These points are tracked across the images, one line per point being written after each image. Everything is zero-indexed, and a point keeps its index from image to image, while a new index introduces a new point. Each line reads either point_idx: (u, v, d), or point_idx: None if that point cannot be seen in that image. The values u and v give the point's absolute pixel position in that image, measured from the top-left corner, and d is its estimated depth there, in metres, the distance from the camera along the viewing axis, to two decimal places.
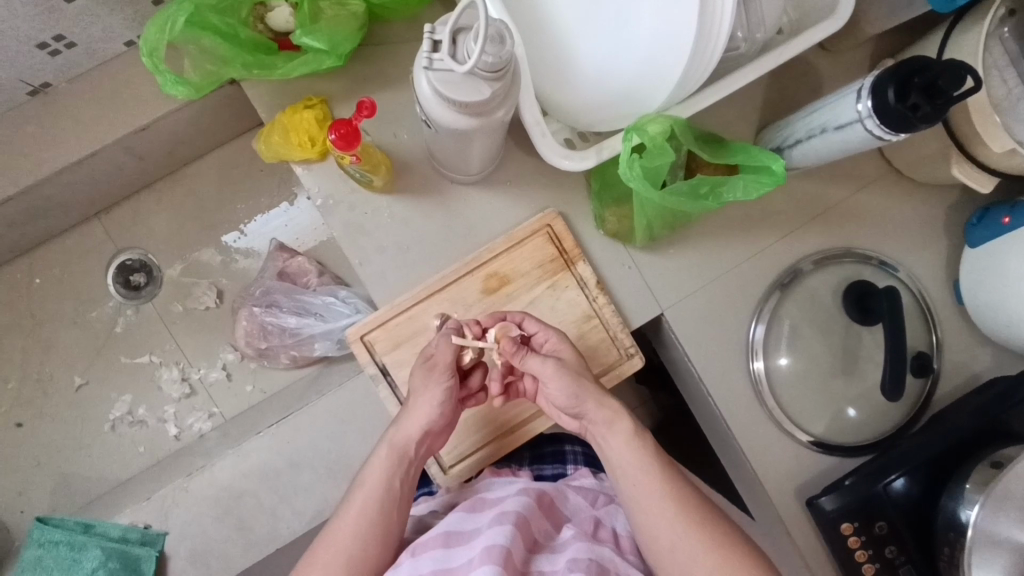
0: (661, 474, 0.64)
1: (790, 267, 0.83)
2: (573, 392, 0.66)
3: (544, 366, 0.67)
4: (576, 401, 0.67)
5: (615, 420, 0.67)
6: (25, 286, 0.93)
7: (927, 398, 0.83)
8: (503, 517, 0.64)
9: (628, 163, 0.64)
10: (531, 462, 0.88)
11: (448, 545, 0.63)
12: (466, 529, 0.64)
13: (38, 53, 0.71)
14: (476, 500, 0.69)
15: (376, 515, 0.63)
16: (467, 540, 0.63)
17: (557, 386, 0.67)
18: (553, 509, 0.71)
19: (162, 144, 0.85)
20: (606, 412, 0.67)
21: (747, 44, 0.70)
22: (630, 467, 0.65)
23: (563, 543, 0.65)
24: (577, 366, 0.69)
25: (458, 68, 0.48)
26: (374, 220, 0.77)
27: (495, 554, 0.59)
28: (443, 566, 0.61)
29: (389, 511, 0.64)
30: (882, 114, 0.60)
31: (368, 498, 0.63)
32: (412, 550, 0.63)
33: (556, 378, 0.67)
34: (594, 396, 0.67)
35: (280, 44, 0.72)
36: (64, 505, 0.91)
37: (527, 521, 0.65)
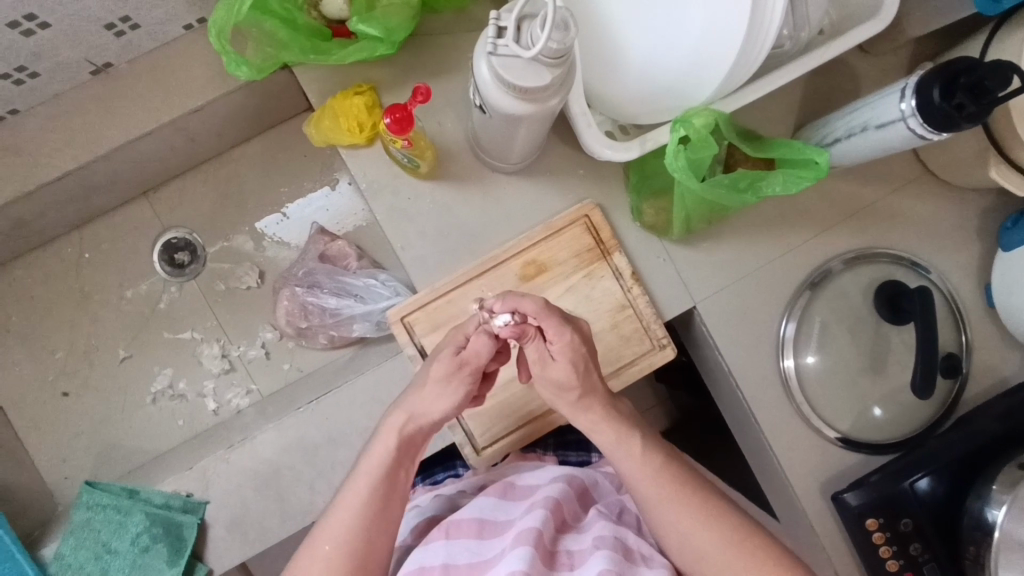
0: (660, 481, 0.64)
1: (820, 267, 0.85)
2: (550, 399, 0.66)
3: (533, 363, 0.65)
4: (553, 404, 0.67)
5: (603, 428, 0.66)
6: (74, 261, 0.96)
7: (955, 399, 0.83)
8: (535, 505, 0.67)
9: (674, 152, 0.66)
10: (555, 448, 0.89)
11: (482, 534, 0.66)
12: (499, 519, 0.67)
13: (104, 33, 0.72)
14: (507, 485, 0.72)
15: (369, 520, 0.61)
16: (499, 530, 0.66)
17: (543, 388, 0.66)
18: (585, 494, 0.73)
19: (213, 126, 0.87)
20: (592, 420, 0.66)
21: (792, 42, 0.72)
22: (631, 475, 0.65)
23: (588, 524, 0.67)
24: (564, 381, 0.64)
25: (524, 55, 0.49)
26: (417, 205, 0.79)
27: (526, 538, 0.61)
28: (478, 555, 0.64)
29: (384, 514, 0.62)
30: (925, 114, 0.62)
31: (363, 497, 0.61)
32: (445, 533, 0.66)
33: (538, 379, 0.66)
34: (569, 405, 0.66)
35: (334, 31, 0.74)
36: (107, 473, 0.94)
37: (560, 506, 0.67)
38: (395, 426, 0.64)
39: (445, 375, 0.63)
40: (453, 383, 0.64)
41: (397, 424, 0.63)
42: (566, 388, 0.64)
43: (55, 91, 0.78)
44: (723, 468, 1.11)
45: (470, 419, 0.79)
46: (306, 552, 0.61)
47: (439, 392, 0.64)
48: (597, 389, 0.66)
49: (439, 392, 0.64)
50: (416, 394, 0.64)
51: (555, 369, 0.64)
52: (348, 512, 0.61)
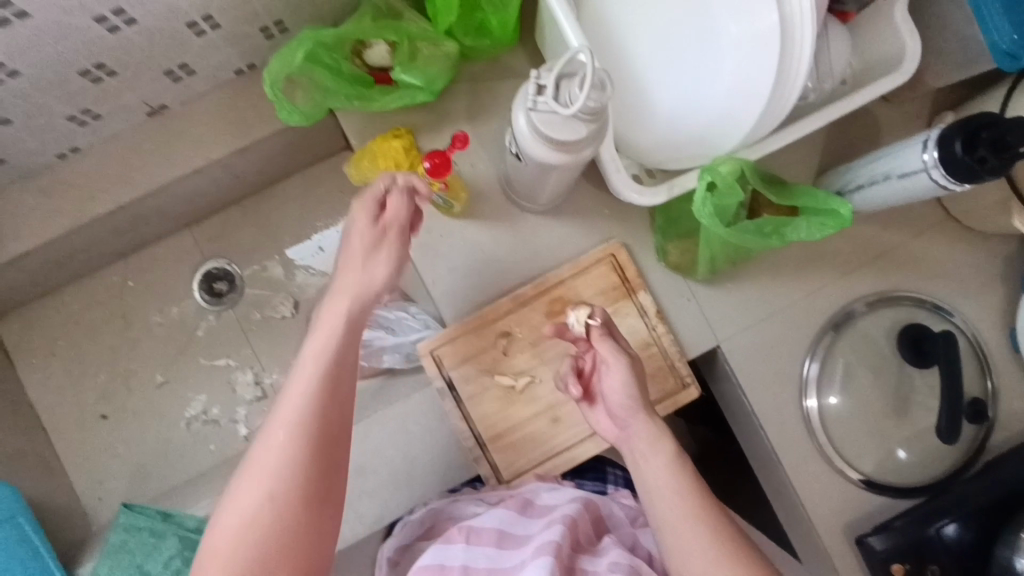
0: (694, 501, 0.61)
1: (843, 308, 0.86)
2: (631, 395, 0.65)
3: (620, 357, 0.66)
4: (617, 403, 0.66)
5: (657, 440, 0.64)
6: (119, 288, 1.00)
7: (981, 445, 0.83)
8: (553, 521, 0.68)
9: (701, 202, 0.68)
10: (571, 477, 0.89)
11: (501, 544, 0.69)
12: (518, 532, 0.69)
13: (163, 79, 0.77)
14: (525, 501, 0.74)
15: (320, 417, 0.56)
16: (518, 542, 0.68)
17: (623, 385, 0.65)
18: (599, 519, 0.74)
19: (257, 163, 0.91)
20: (652, 429, 0.64)
21: (816, 93, 0.75)
22: (667, 493, 0.61)
23: (604, 548, 0.68)
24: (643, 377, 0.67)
25: (563, 112, 0.52)
26: (449, 242, 0.83)
27: (546, 549, 0.64)
28: (496, 564, 0.67)
29: (336, 402, 0.58)
30: (949, 166, 0.64)
31: (310, 388, 0.57)
32: (466, 537, 0.69)
33: (623, 374, 0.65)
34: (639, 406, 0.65)
35: (376, 77, 0.78)
36: (140, 495, 0.96)
37: (577, 526, 0.69)
38: (337, 307, 0.61)
39: (368, 246, 0.62)
40: (381, 251, 0.63)
41: (338, 304, 0.61)
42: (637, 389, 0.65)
43: (113, 130, 0.83)
44: (745, 507, 1.10)
45: (495, 452, 0.80)
46: (253, 458, 0.56)
47: (367, 261, 0.62)
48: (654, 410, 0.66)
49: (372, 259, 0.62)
50: (348, 271, 0.62)
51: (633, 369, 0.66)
52: (296, 414, 0.56)
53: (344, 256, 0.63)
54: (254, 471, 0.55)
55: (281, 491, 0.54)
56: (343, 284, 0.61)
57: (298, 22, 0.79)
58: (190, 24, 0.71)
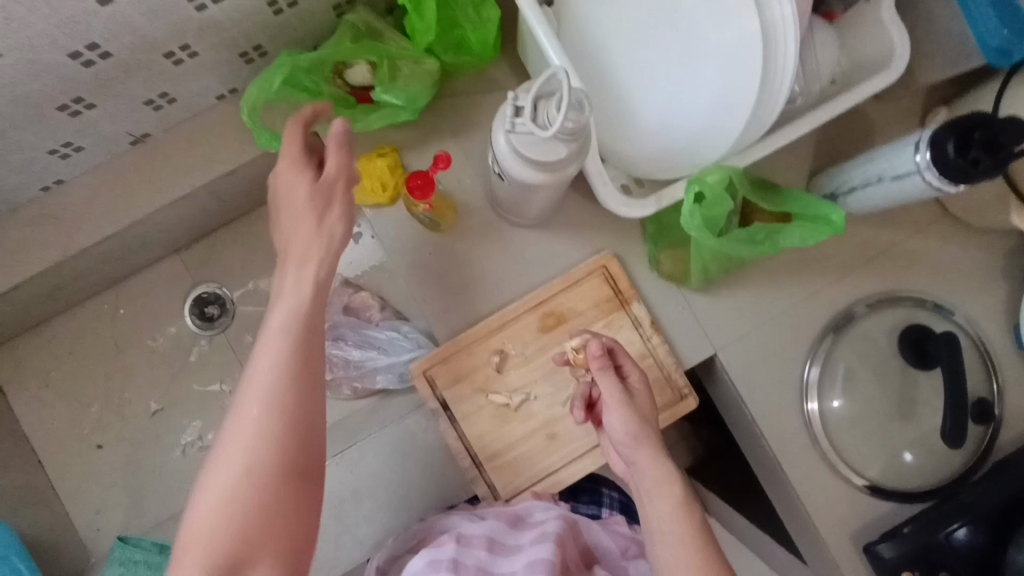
0: (698, 546, 0.60)
1: (843, 310, 0.84)
2: (631, 431, 0.64)
3: (617, 393, 0.65)
4: (625, 441, 0.65)
5: (664, 483, 0.63)
6: (110, 317, 1.00)
7: (989, 444, 0.81)
8: (544, 537, 0.68)
9: (690, 211, 0.66)
10: (567, 498, 0.88)
11: (492, 550, 0.68)
12: (508, 542, 0.70)
13: (144, 108, 0.77)
14: (517, 516, 0.73)
15: (298, 350, 0.55)
16: (509, 551, 0.69)
17: (623, 423, 0.65)
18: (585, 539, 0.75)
19: (244, 186, 0.91)
20: (660, 469, 0.63)
21: (803, 97, 0.74)
22: (669, 537, 0.61)
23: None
24: (646, 413, 0.66)
25: (541, 134, 0.51)
26: (438, 259, 0.82)
27: (537, 571, 0.64)
28: (485, 567, 0.67)
29: (307, 386, 0.55)
30: (941, 168, 0.62)
31: (276, 358, 0.55)
32: (458, 539, 0.68)
33: (621, 411, 0.65)
34: (648, 445, 0.64)
35: (358, 97, 0.77)
36: (138, 525, 0.96)
37: (566, 546, 0.70)
38: (297, 281, 0.58)
39: (317, 213, 0.59)
40: (325, 215, 0.60)
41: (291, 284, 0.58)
42: (647, 422, 0.65)
43: (96, 161, 0.82)
44: None
45: (492, 472, 0.79)
46: (222, 452, 0.53)
47: (314, 231, 0.59)
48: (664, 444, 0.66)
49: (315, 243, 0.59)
50: (295, 235, 0.59)
51: (641, 402, 0.66)
52: (265, 377, 0.54)
53: (283, 204, 0.60)
54: (229, 449, 0.53)
55: (259, 458, 0.52)
56: (290, 251, 0.59)
57: (277, 45, 0.78)
58: (168, 54, 0.71)
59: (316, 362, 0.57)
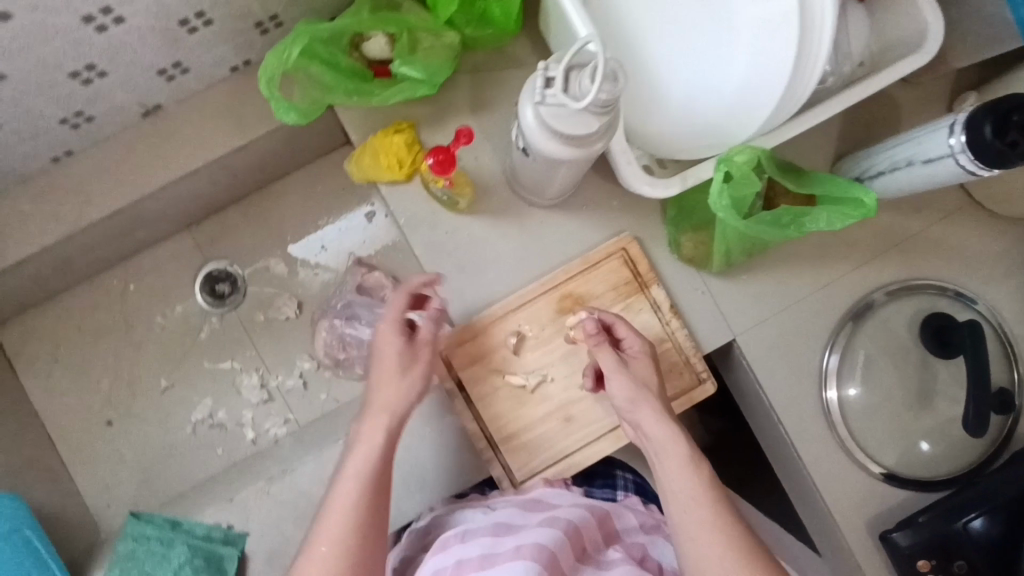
0: (711, 505, 0.61)
1: (862, 298, 0.83)
2: (629, 395, 0.67)
3: (613, 364, 0.68)
4: (629, 406, 0.67)
5: (670, 442, 0.65)
6: (120, 293, 0.98)
7: (1007, 435, 0.81)
8: (553, 522, 0.68)
9: (718, 191, 0.65)
10: (580, 482, 0.85)
11: (497, 535, 0.67)
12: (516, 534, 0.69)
13: (156, 78, 0.75)
14: (531, 501, 0.73)
15: (371, 489, 0.63)
16: (513, 532, 0.67)
17: (621, 389, 0.67)
18: (606, 522, 0.73)
19: (256, 162, 0.89)
20: (666, 431, 0.65)
21: (835, 78, 0.72)
22: (682, 493, 0.62)
23: (608, 561, 0.67)
24: (646, 377, 0.69)
25: (573, 106, 0.49)
26: (454, 239, 0.80)
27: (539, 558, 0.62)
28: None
29: (378, 522, 0.63)
30: (976, 150, 0.60)
31: (354, 497, 0.62)
32: (463, 539, 0.68)
33: (618, 378, 0.68)
34: (650, 408, 0.66)
35: (375, 71, 0.75)
36: (148, 501, 0.95)
37: (578, 531, 0.68)
38: (375, 426, 0.65)
39: (403, 369, 0.68)
40: (408, 375, 0.67)
41: (375, 420, 0.66)
42: (646, 385, 0.68)
43: (107, 132, 0.80)
44: (762, 500, 1.08)
45: (508, 453, 0.78)
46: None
47: (396, 382, 0.67)
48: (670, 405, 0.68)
49: (402, 386, 0.67)
50: (381, 385, 0.67)
51: (638, 365, 0.69)
52: (345, 513, 0.62)
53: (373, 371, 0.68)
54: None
55: None
56: (375, 401, 0.67)
57: (293, 15, 0.76)
58: (182, 22, 0.69)
59: (383, 500, 0.64)
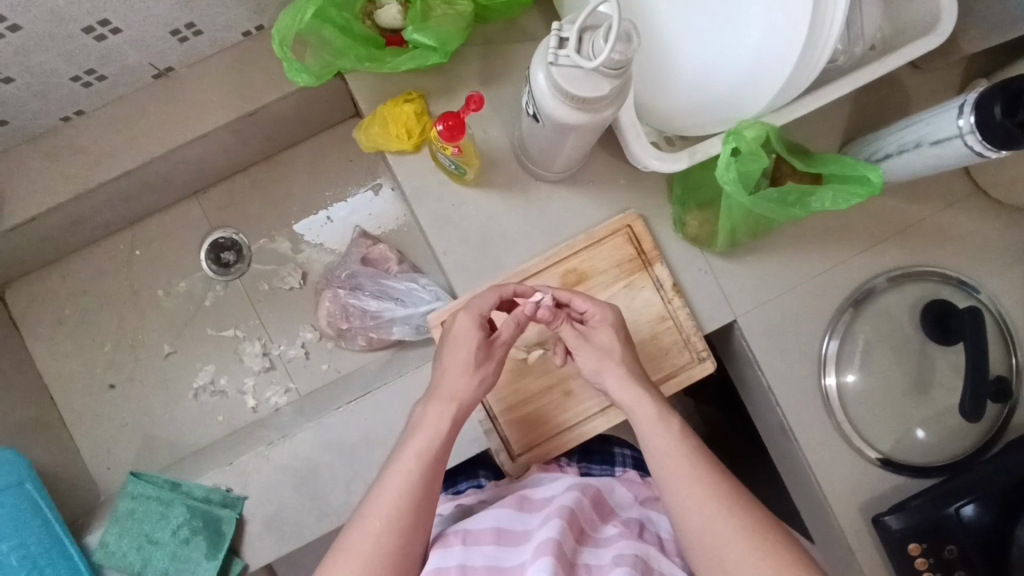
0: (692, 460, 0.62)
1: (864, 284, 0.83)
2: (594, 364, 0.67)
3: (573, 339, 0.69)
4: (597, 376, 0.68)
5: (637, 402, 0.65)
6: (126, 257, 0.99)
7: (1003, 424, 0.81)
8: (551, 514, 0.66)
9: (726, 163, 0.65)
10: (580, 459, 0.87)
11: (500, 542, 0.65)
12: (515, 527, 0.67)
13: (169, 39, 0.75)
14: (522, 497, 0.71)
15: (429, 471, 0.62)
16: (517, 539, 0.65)
17: (586, 359, 0.68)
18: (601, 502, 0.72)
19: (265, 129, 0.89)
20: (633, 394, 0.66)
21: (846, 57, 0.72)
22: (658, 451, 0.63)
23: (608, 539, 0.67)
24: (610, 345, 0.68)
25: (586, 65, 0.49)
26: (460, 211, 0.81)
27: (546, 548, 0.61)
28: (495, 562, 0.63)
29: (427, 502, 0.62)
30: (985, 131, 0.61)
31: (409, 476, 0.61)
32: (464, 540, 0.65)
33: (582, 351, 0.68)
34: (615, 376, 0.66)
35: (388, 40, 0.76)
36: (148, 465, 0.96)
37: (577, 515, 0.67)
38: (440, 412, 0.64)
39: (475, 362, 0.65)
40: (478, 371, 0.65)
41: (437, 407, 0.64)
42: (609, 352, 0.67)
43: (118, 93, 0.81)
44: (756, 486, 1.09)
45: (506, 425, 0.79)
46: (343, 550, 0.59)
47: (466, 376, 0.65)
48: (637, 365, 0.68)
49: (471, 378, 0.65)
50: (449, 375, 0.65)
51: (599, 334, 0.68)
52: (398, 489, 0.61)
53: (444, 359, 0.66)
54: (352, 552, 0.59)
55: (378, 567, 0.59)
56: (440, 389, 0.65)
57: None
58: None
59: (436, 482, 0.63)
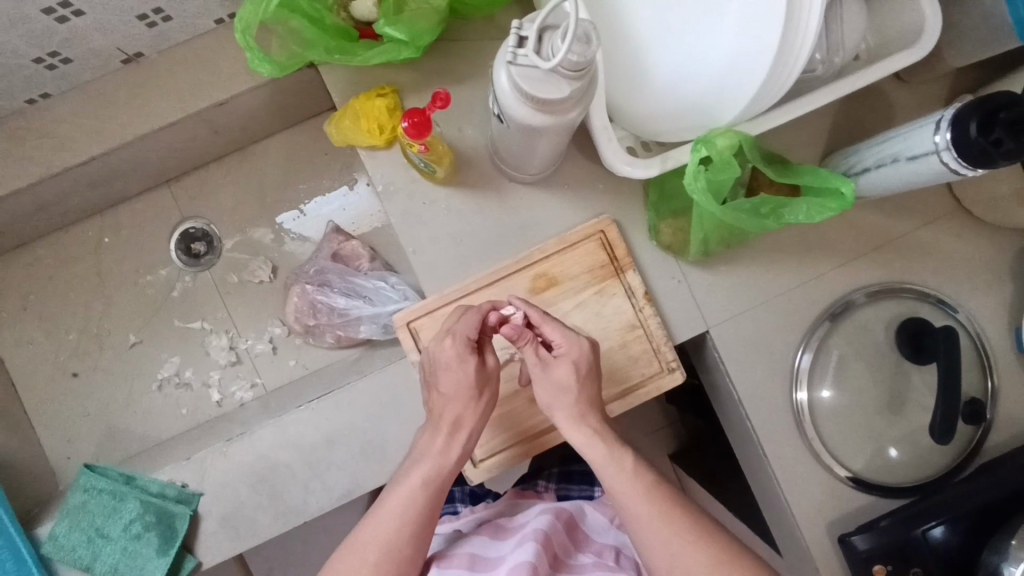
0: (649, 497, 0.61)
1: (842, 297, 0.82)
2: (549, 398, 0.64)
3: (532, 366, 0.66)
4: (550, 412, 0.65)
5: (592, 442, 0.63)
6: (94, 244, 0.97)
7: (975, 447, 0.80)
8: (526, 538, 0.67)
9: (695, 172, 0.63)
10: (559, 479, 0.87)
11: (474, 568, 0.66)
12: (489, 555, 0.67)
13: (137, 24, 0.74)
14: (498, 526, 0.72)
15: (433, 501, 0.62)
16: (490, 565, 0.65)
17: (541, 391, 0.65)
18: (576, 527, 0.73)
19: (237, 119, 0.87)
20: (582, 435, 0.64)
21: (824, 67, 0.71)
22: (618, 492, 0.62)
23: (582, 567, 0.67)
24: (564, 381, 0.64)
25: (542, 66, 0.48)
26: (431, 210, 0.79)
27: (518, 573, 0.62)
28: None
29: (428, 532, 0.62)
30: (961, 148, 0.59)
31: (413, 504, 0.61)
32: (437, 564, 0.66)
33: (540, 383, 0.65)
34: (565, 413, 0.64)
35: (362, 32, 0.75)
36: (109, 456, 0.95)
37: (551, 540, 0.68)
38: (448, 443, 0.64)
39: (470, 389, 0.64)
40: (478, 399, 0.65)
41: (442, 438, 0.64)
42: (565, 390, 0.64)
43: (86, 77, 0.79)
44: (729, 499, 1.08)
45: None
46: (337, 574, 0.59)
47: (471, 404, 0.64)
48: (594, 398, 0.65)
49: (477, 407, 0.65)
50: (451, 402, 0.64)
51: (558, 369, 0.64)
52: (400, 514, 0.61)
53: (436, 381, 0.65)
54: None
55: None
56: (444, 417, 0.64)
57: None
58: None
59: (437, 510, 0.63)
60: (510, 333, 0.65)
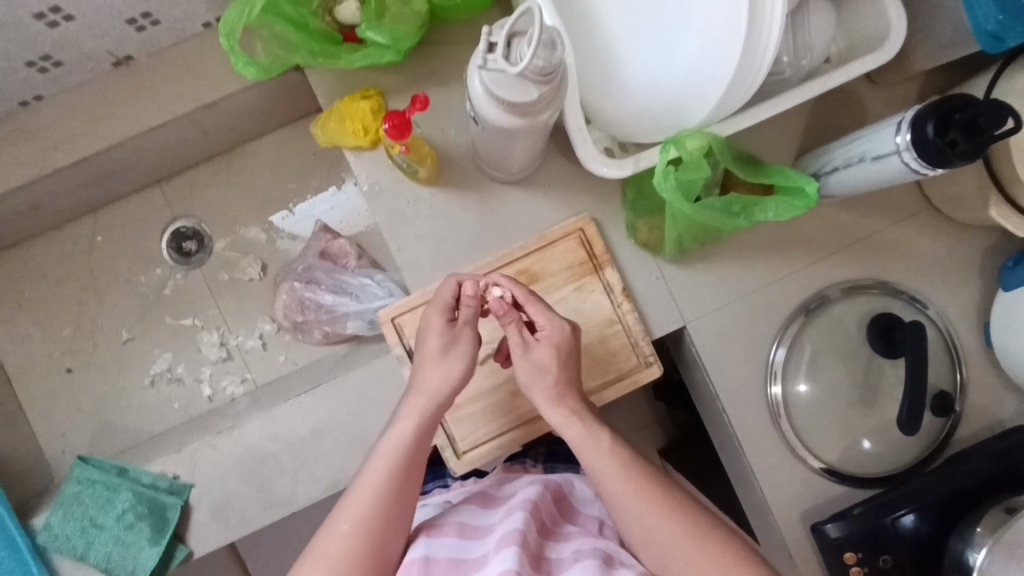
0: (627, 475, 0.64)
1: (817, 293, 0.84)
2: (530, 378, 0.66)
3: (514, 347, 0.67)
4: (529, 392, 0.67)
5: (571, 422, 0.66)
6: (87, 243, 0.99)
7: (945, 439, 0.82)
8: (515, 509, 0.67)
9: (664, 174, 0.66)
10: (545, 459, 0.89)
11: (463, 536, 0.66)
12: (478, 523, 0.67)
13: (126, 28, 0.76)
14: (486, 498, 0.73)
15: (405, 470, 0.62)
16: (481, 534, 0.66)
17: (521, 373, 0.67)
18: (561, 500, 0.74)
19: (225, 120, 0.89)
20: (561, 416, 0.66)
21: (792, 70, 0.73)
22: (596, 472, 0.64)
23: (569, 535, 0.68)
24: (546, 363, 0.66)
25: (511, 70, 0.51)
26: (415, 209, 0.81)
27: (510, 539, 0.62)
28: (458, 555, 0.63)
29: (404, 502, 0.62)
30: (921, 150, 0.61)
31: (385, 475, 0.61)
32: (428, 532, 0.65)
33: (521, 365, 0.67)
34: (544, 395, 0.66)
35: (346, 35, 0.77)
36: (102, 449, 0.97)
37: (538, 510, 0.69)
38: (414, 410, 0.64)
39: (441, 350, 0.65)
40: (449, 356, 0.65)
41: (412, 406, 0.64)
42: (543, 370, 0.66)
43: (76, 79, 0.81)
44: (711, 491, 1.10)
45: (452, 422, 0.80)
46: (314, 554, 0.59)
47: (442, 366, 0.65)
48: (572, 382, 0.67)
49: (446, 365, 0.65)
50: (427, 367, 0.65)
51: (538, 352, 0.66)
52: (374, 487, 0.61)
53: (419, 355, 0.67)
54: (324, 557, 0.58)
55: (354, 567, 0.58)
56: (420, 385, 0.65)
57: None
58: None
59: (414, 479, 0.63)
60: (500, 308, 0.66)
